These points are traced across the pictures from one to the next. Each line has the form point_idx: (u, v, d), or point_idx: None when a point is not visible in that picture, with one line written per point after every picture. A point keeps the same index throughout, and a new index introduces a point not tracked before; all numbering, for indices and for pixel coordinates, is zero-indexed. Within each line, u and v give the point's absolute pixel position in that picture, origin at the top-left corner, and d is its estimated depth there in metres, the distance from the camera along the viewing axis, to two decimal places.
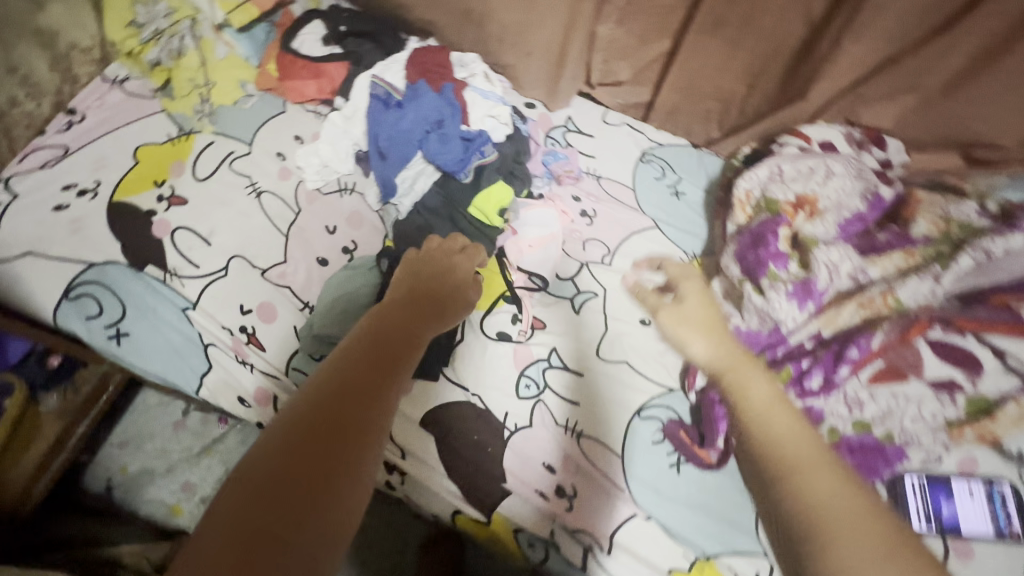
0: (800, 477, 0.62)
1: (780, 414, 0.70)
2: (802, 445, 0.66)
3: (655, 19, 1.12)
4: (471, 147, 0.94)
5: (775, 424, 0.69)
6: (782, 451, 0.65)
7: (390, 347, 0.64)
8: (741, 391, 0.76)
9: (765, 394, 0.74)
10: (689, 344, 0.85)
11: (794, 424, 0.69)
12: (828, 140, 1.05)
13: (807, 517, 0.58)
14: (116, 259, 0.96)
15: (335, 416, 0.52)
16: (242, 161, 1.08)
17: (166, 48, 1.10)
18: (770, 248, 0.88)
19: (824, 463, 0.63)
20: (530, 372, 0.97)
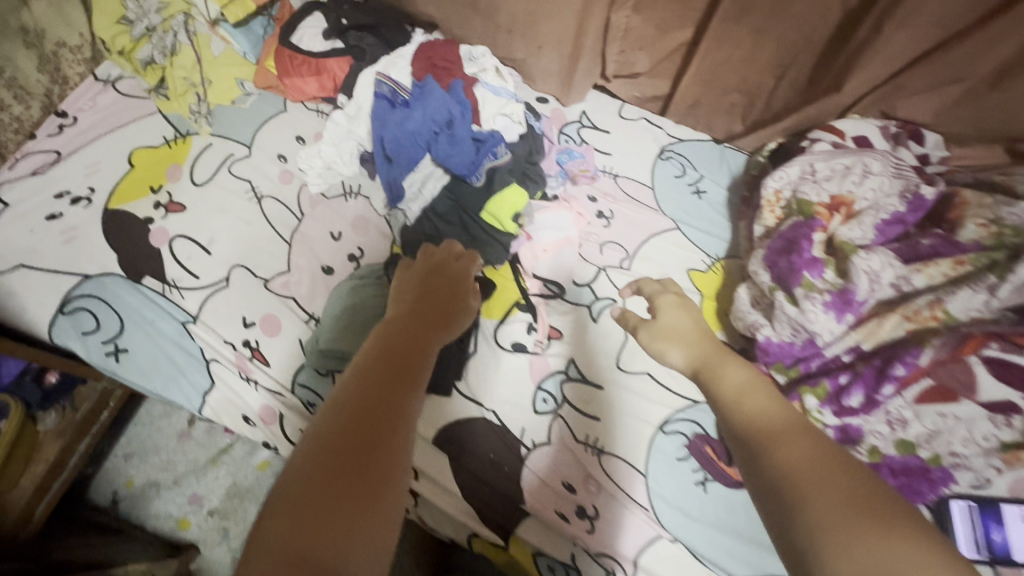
0: (778, 450, 0.47)
1: (761, 395, 0.54)
2: (778, 418, 0.51)
3: (676, 6, 1.05)
4: (484, 149, 0.89)
5: (748, 401, 0.54)
6: (757, 423, 0.50)
7: (412, 339, 0.57)
8: (714, 376, 0.59)
9: (741, 370, 0.58)
10: (667, 352, 0.67)
11: (771, 402, 0.53)
12: (863, 135, 0.97)
13: (782, 490, 0.44)
14: (113, 271, 0.91)
15: (362, 424, 0.45)
16: (241, 164, 1.03)
17: (159, 45, 1.02)
18: (805, 254, 0.83)
19: (805, 433, 0.49)
20: (547, 386, 0.93)
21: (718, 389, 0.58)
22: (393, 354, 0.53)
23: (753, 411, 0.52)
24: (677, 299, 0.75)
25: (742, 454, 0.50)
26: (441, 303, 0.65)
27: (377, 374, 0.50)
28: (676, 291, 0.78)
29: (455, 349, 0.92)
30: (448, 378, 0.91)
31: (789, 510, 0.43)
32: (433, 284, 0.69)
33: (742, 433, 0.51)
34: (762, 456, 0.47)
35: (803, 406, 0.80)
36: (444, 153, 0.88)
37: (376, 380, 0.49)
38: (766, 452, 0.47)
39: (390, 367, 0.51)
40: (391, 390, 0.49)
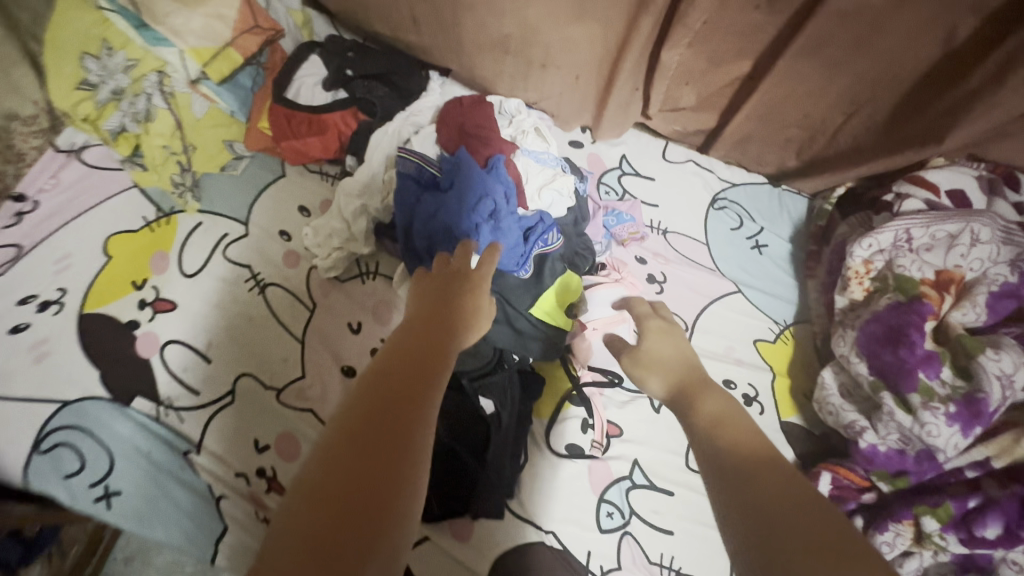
0: (753, 481, 0.46)
1: (734, 424, 0.52)
2: (751, 446, 0.49)
3: (737, 37, 0.88)
4: (533, 235, 0.75)
5: (726, 429, 0.51)
6: (728, 453, 0.49)
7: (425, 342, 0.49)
8: (689, 404, 0.57)
9: (718, 400, 0.55)
10: (647, 378, 0.63)
11: (747, 430, 0.51)
12: (959, 188, 0.85)
13: (757, 527, 0.43)
14: (96, 392, 0.77)
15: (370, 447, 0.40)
16: (238, 246, 0.88)
17: (131, 111, 0.85)
18: (917, 350, 0.71)
19: (781, 467, 0.47)
20: (612, 496, 0.82)
21: (696, 416, 0.54)
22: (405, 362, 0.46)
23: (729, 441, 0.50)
24: (661, 324, 0.70)
25: (718, 481, 0.48)
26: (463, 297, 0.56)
27: (386, 389, 0.43)
28: (665, 320, 0.70)
29: (508, 466, 0.79)
30: (499, 500, 0.77)
31: (767, 551, 0.41)
32: (452, 274, 0.59)
33: (714, 459, 0.49)
34: (736, 488, 0.46)
35: (917, 526, 0.70)
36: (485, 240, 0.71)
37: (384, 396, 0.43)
38: (738, 481, 0.46)
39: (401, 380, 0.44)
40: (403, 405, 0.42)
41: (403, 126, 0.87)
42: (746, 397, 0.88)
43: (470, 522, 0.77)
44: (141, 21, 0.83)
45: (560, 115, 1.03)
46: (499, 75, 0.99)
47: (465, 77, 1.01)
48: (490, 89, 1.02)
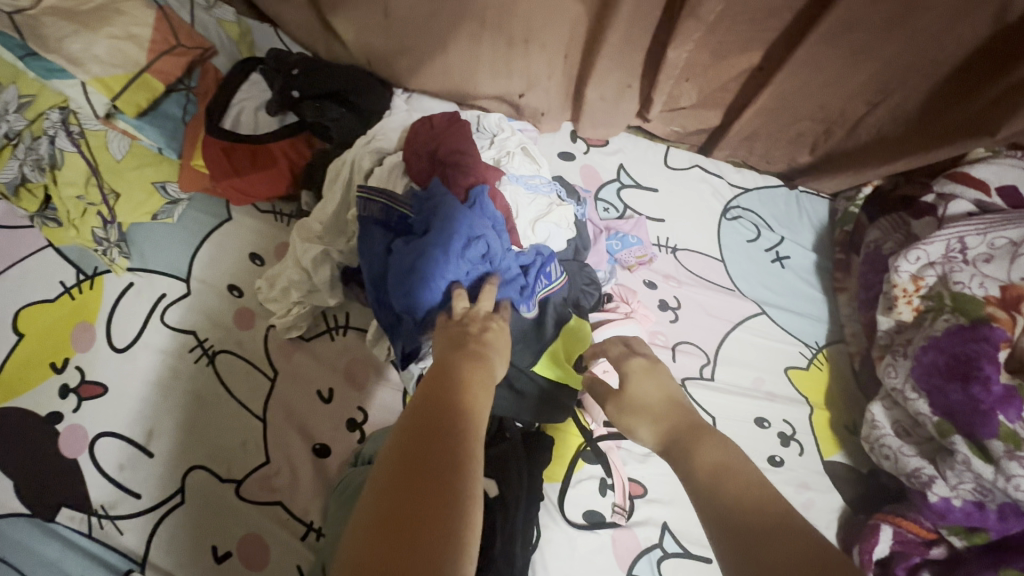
0: (766, 548, 0.38)
1: (739, 472, 0.43)
2: (761, 497, 0.41)
3: (745, 25, 0.76)
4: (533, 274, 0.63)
5: (730, 477, 0.43)
6: (733, 511, 0.41)
7: (432, 428, 0.38)
8: (685, 456, 0.47)
9: (721, 445, 0.46)
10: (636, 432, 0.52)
11: (750, 478, 0.43)
12: (1010, 185, 0.75)
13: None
14: (12, 507, 0.63)
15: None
16: (178, 309, 0.74)
17: (30, 159, 0.70)
18: (992, 386, 0.60)
19: (799, 525, 0.39)
20: (641, 571, 0.70)
21: (692, 467, 0.45)
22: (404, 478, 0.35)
23: (730, 485, 0.42)
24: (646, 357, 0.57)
25: (727, 545, 0.40)
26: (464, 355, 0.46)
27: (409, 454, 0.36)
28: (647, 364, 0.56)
29: (522, 553, 0.65)
30: None
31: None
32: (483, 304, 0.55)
33: (717, 518, 0.41)
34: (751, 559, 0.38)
35: None
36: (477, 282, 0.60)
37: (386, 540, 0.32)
38: (748, 548, 0.38)
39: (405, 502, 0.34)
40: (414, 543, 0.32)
41: (364, 151, 0.73)
42: (782, 437, 0.77)
43: None
44: (27, 50, 0.66)
45: (548, 121, 0.91)
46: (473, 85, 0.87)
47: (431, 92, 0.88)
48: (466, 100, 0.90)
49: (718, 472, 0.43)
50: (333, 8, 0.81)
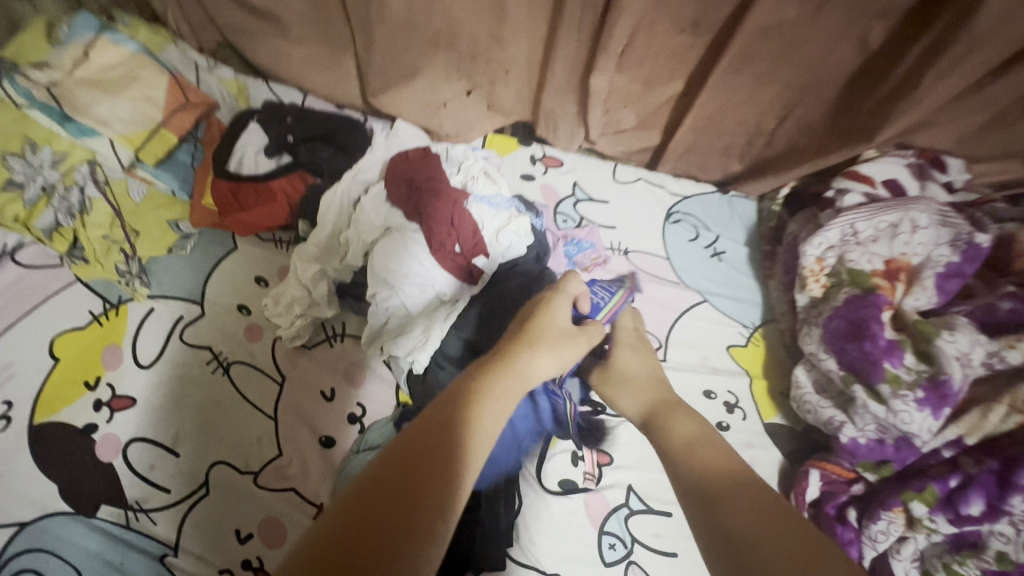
0: (723, 501, 0.49)
1: (703, 446, 0.56)
2: (722, 467, 0.53)
3: (666, 60, 0.92)
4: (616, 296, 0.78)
5: (696, 452, 0.55)
6: (702, 475, 0.52)
7: (477, 391, 0.49)
8: (663, 429, 0.61)
9: (688, 421, 0.61)
10: (619, 400, 0.69)
11: (714, 453, 0.55)
12: (894, 178, 0.90)
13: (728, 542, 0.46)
14: (57, 507, 0.72)
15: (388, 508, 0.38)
16: (194, 328, 0.85)
17: (63, 207, 0.81)
18: (879, 340, 0.73)
19: (752, 482, 0.51)
20: (611, 528, 0.81)
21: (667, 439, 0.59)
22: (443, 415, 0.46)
23: (703, 460, 0.54)
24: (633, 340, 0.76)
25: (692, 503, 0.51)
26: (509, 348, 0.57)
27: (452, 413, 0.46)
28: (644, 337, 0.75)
29: (504, 516, 0.76)
30: (499, 550, 0.75)
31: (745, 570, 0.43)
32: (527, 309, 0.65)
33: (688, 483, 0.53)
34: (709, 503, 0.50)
35: (907, 512, 0.70)
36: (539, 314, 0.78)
37: (417, 450, 0.42)
38: (712, 504, 0.49)
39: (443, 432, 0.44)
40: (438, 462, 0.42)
41: (351, 182, 0.86)
42: (727, 405, 0.89)
43: None
44: (65, 115, 0.79)
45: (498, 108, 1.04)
46: (444, 109, 1.02)
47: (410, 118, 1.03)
48: (437, 128, 1.04)
49: (692, 450, 0.56)
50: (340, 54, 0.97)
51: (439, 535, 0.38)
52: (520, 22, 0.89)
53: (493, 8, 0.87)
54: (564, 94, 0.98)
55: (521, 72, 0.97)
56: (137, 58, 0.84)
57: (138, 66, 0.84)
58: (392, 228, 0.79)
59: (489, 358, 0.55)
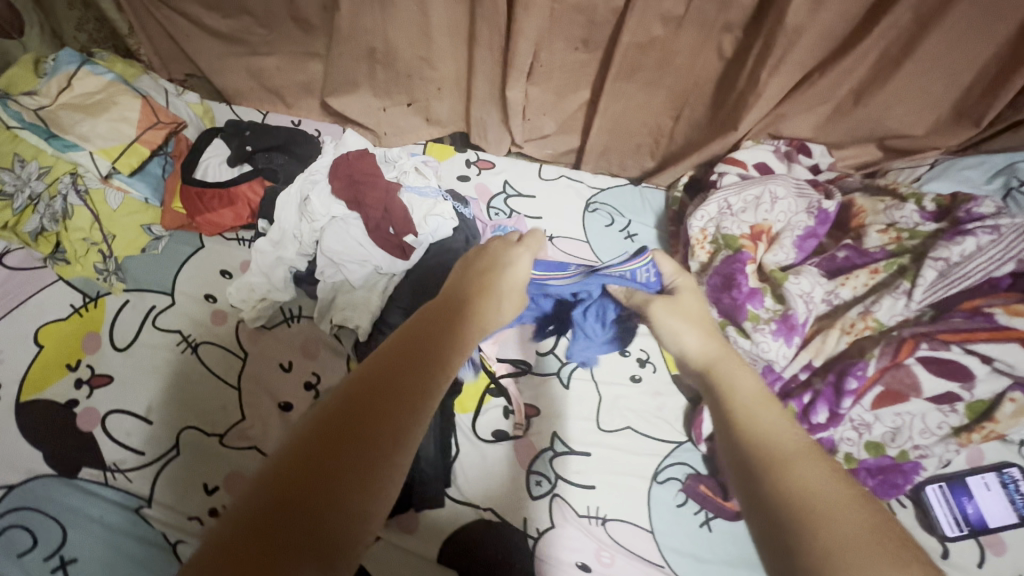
0: (787, 472, 0.41)
1: (768, 410, 0.47)
2: (785, 438, 0.44)
3: (570, 74, 1.09)
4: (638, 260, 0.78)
5: (753, 417, 0.47)
6: (757, 442, 0.44)
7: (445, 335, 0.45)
8: (724, 382, 0.52)
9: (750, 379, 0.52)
10: (684, 335, 0.62)
11: (775, 418, 0.46)
12: (762, 162, 1.06)
13: (778, 523, 0.39)
14: (42, 471, 0.82)
15: (348, 442, 0.36)
16: (165, 315, 0.96)
17: (48, 213, 0.93)
18: (743, 288, 0.87)
19: (825, 459, 0.42)
20: (538, 467, 0.93)
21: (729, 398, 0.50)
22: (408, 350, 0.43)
23: (768, 429, 0.45)
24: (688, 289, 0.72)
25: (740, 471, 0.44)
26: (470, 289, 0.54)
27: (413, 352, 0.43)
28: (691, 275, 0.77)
29: (438, 459, 0.89)
30: (439, 490, 0.88)
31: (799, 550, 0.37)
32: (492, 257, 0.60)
33: (739, 446, 0.45)
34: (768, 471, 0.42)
35: None
36: (557, 321, 0.94)
37: (382, 388, 0.39)
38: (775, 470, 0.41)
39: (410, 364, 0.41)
40: (402, 396, 0.39)
41: (301, 180, 0.99)
42: (639, 360, 1.04)
43: (416, 515, 0.87)
44: (51, 133, 0.94)
45: (437, 120, 1.21)
46: (383, 113, 1.18)
47: (357, 124, 1.20)
48: (378, 128, 1.20)
49: (757, 419, 0.47)
50: (303, 61, 1.15)
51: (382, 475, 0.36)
52: (445, 46, 1.05)
53: (421, 35, 1.04)
54: (487, 105, 1.14)
55: (451, 88, 1.14)
56: (113, 85, 1.01)
57: (116, 91, 1.00)
58: (336, 218, 0.93)
59: (455, 303, 0.51)
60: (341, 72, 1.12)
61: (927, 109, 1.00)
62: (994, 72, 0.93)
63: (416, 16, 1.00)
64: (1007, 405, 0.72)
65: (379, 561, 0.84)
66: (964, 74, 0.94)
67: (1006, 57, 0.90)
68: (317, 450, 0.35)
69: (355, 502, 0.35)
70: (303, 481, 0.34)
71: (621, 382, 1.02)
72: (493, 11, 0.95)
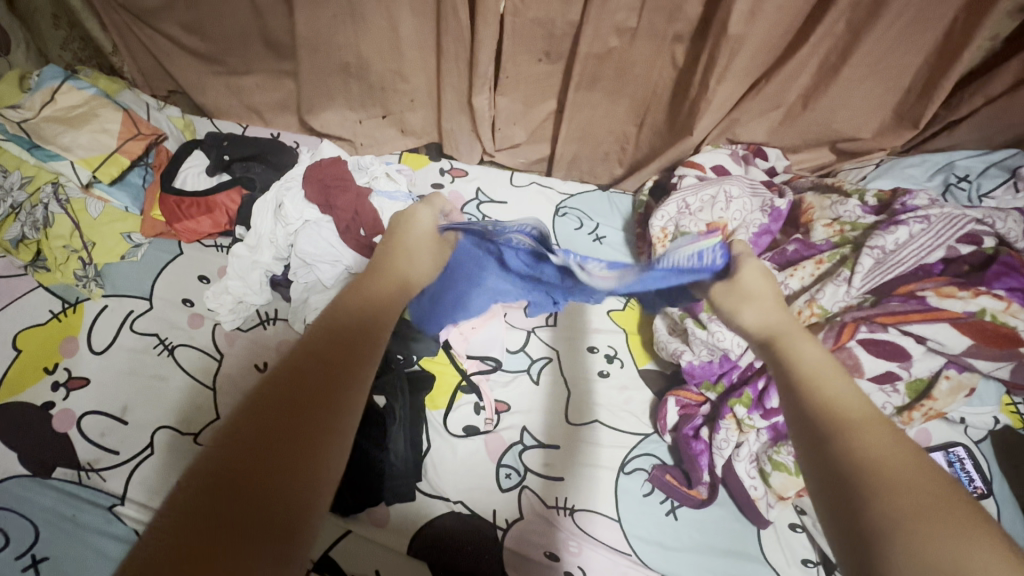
0: (855, 436, 0.42)
1: (838, 379, 0.48)
2: (852, 407, 0.45)
3: (535, 85, 1.15)
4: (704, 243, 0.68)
5: (823, 384, 0.48)
6: (829, 404, 0.45)
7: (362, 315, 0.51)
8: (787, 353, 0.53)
9: (818, 351, 0.53)
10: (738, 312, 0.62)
11: (848, 387, 0.47)
12: (719, 164, 1.10)
13: (841, 481, 0.39)
14: (17, 471, 0.84)
15: (302, 411, 0.39)
16: (143, 319, 0.99)
17: (29, 221, 0.96)
18: None
19: (894, 431, 0.43)
20: (508, 460, 0.95)
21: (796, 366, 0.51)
22: (338, 339, 0.46)
23: (839, 401, 0.46)
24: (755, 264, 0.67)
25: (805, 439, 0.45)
26: (382, 284, 0.59)
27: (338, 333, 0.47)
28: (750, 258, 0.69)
29: (408, 453, 0.91)
30: (410, 483, 0.90)
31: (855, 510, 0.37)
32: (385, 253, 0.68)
33: (803, 412, 0.46)
34: (832, 438, 0.42)
35: (734, 416, 0.91)
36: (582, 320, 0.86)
37: (319, 364, 0.43)
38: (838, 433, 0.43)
39: (338, 355, 0.45)
40: (346, 365, 0.44)
41: (275, 186, 1.03)
42: (607, 356, 1.07)
43: (386, 509, 0.89)
44: (33, 144, 0.99)
45: (412, 131, 1.26)
46: (359, 125, 1.24)
47: (334, 136, 1.25)
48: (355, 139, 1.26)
49: (829, 392, 0.47)
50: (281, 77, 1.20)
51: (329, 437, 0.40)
52: (415, 61, 1.11)
53: (392, 49, 1.09)
54: (458, 115, 1.20)
55: (423, 100, 1.20)
56: (96, 98, 1.06)
57: (98, 105, 1.05)
58: (310, 221, 0.97)
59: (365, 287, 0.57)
60: (319, 88, 1.17)
61: (871, 113, 1.06)
62: (925, 77, 1.00)
63: (387, 31, 1.06)
64: (942, 381, 0.77)
65: (350, 555, 0.84)
66: (900, 79, 1.00)
67: (936, 62, 0.97)
68: (276, 418, 0.38)
69: (316, 462, 0.38)
70: (272, 446, 0.37)
71: (589, 378, 1.05)
72: (457, 25, 1.01)
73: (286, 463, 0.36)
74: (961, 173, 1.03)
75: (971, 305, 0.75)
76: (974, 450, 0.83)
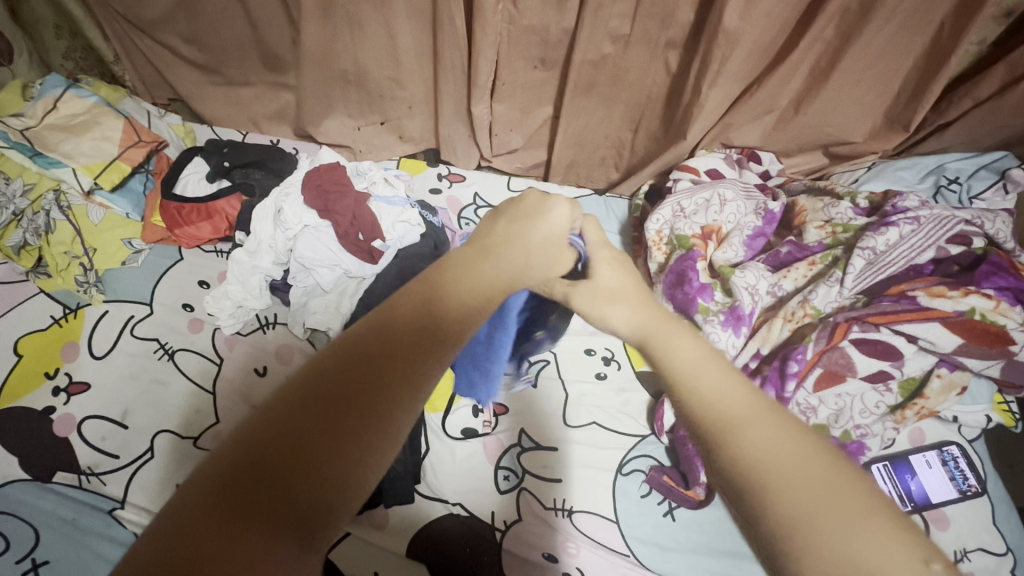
0: (744, 439, 0.36)
1: (715, 368, 0.41)
2: (737, 399, 0.39)
3: (531, 92, 1.17)
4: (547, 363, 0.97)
5: (699, 379, 0.40)
6: (708, 404, 0.38)
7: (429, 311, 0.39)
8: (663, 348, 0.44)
9: (693, 343, 0.44)
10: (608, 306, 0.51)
11: (726, 378, 0.40)
12: (713, 168, 1.11)
13: (735, 490, 0.35)
14: (18, 476, 0.84)
15: (321, 437, 0.32)
16: (144, 324, 1.00)
17: (31, 227, 0.97)
18: (694, 283, 0.88)
19: (786, 427, 0.36)
20: (506, 462, 0.95)
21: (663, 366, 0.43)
22: (388, 340, 0.36)
23: (721, 400, 0.38)
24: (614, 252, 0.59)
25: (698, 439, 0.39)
26: (487, 269, 0.46)
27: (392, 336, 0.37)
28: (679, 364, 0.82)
29: (407, 456, 0.91)
30: (408, 486, 0.90)
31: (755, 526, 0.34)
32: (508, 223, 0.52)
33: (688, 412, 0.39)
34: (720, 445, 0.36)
35: None
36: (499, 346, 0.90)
37: (352, 376, 0.34)
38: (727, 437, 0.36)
39: (377, 360, 0.35)
40: (387, 382, 0.35)
41: (275, 192, 1.04)
42: (605, 359, 1.08)
43: (385, 511, 0.90)
44: (36, 151, 0.99)
45: (410, 137, 1.28)
46: (358, 131, 1.25)
47: (334, 143, 1.26)
48: (354, 146, 1.27)
49: (709, 390, 0.39)
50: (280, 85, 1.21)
51: (355, 472, 0.32)
52: (412, 68, 1.13)
53: (390, 57, 1.11)
54: (455, 122, 1.21)
55: (421, 107, 1.22)
56: (97, 107, 1.08)
57: (98, 113, 1.07)
58: (309, 227, 0.99)
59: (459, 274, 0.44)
60: (318, 96, 1.18)
61: (861, 117, 1.08)
62: (914, 82, 1.02)
63: (384, 40, 1.08)
64: (934, 380, 0.79)
65: (349, 557, 0.86)
66: (889, 85, 1.02)
67: (924, 67, 0.98)
68: (287, 441, 0.31)
69: (319, 493, 0.31)
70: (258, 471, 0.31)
71: (586, 380, 1.05)
72: (454, 33, 1.02)
73: (286, 490, 0.31)
74: (951, 175, 1.05)
75: (961, 305, 0.76)
76: (968, 449, 0.84)
